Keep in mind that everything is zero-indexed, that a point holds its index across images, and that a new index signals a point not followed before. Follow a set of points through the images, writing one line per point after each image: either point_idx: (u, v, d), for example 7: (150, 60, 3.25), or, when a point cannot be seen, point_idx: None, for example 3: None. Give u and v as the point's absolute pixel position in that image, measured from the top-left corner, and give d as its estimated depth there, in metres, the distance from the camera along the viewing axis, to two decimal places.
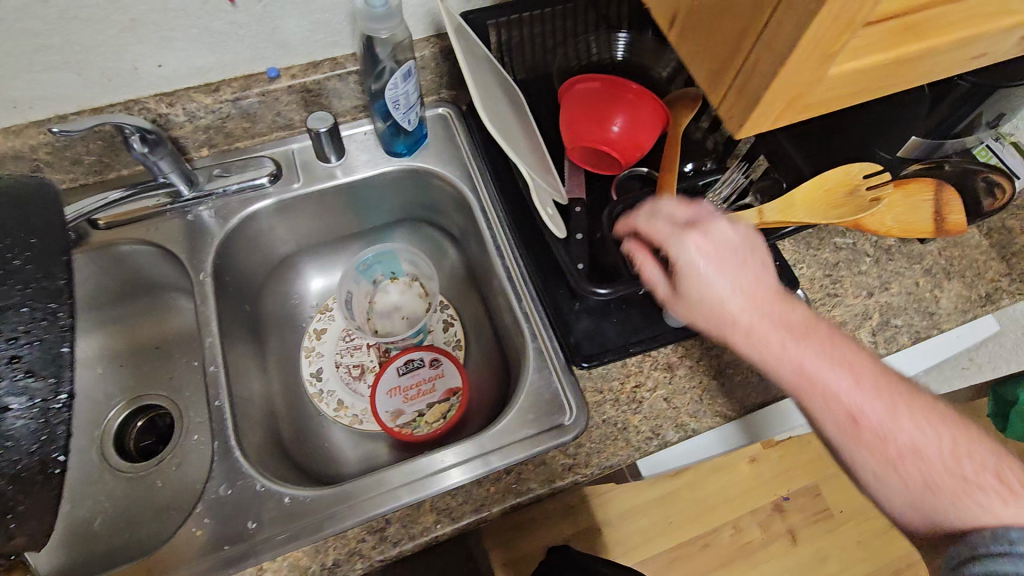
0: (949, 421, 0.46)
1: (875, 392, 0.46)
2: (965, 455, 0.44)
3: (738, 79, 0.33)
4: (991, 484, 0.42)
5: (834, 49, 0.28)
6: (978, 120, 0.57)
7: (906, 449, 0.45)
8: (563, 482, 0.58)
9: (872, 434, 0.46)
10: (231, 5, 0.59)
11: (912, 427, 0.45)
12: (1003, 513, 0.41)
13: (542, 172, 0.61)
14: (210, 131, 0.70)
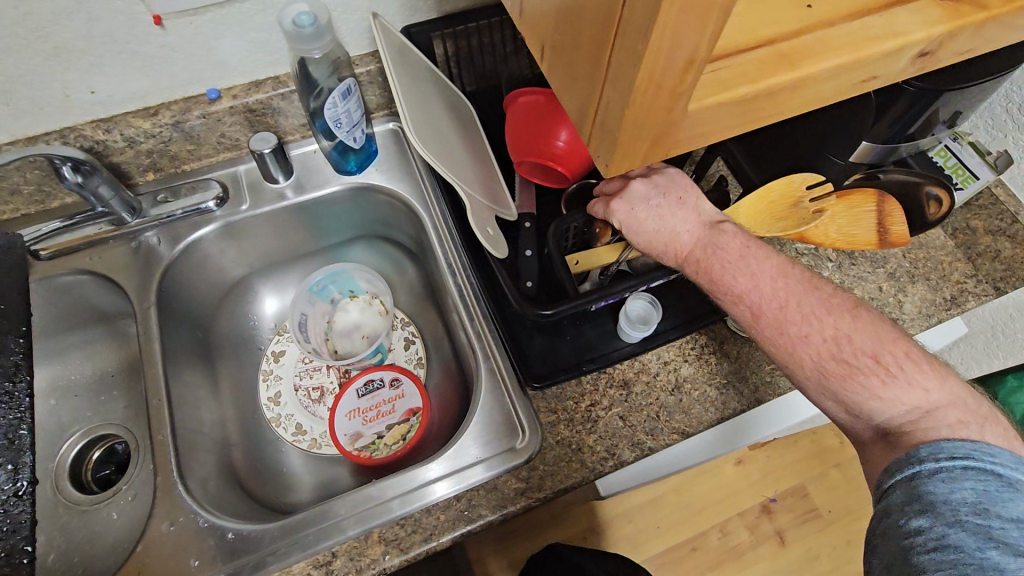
0: (840, 311, 0.47)
1: (773, 291, 0.49)
2: (849, 341, 0.46)
3: (599, 112, 0.25)
4: (869, 366, 0.45)
5: (682, 91, 0.22)
6: (931, 121, 0.55)
7: (801, 335, 0.47)
8: (514, 507, 0.55)
9: (770, 326, 0.48)
10: (160, 29, 0.57)
11: (802, 320, 0.47)
12: (882, 394, 0.44)
13: (483, 190, 0.60)
14: (154, 155, 0.68)
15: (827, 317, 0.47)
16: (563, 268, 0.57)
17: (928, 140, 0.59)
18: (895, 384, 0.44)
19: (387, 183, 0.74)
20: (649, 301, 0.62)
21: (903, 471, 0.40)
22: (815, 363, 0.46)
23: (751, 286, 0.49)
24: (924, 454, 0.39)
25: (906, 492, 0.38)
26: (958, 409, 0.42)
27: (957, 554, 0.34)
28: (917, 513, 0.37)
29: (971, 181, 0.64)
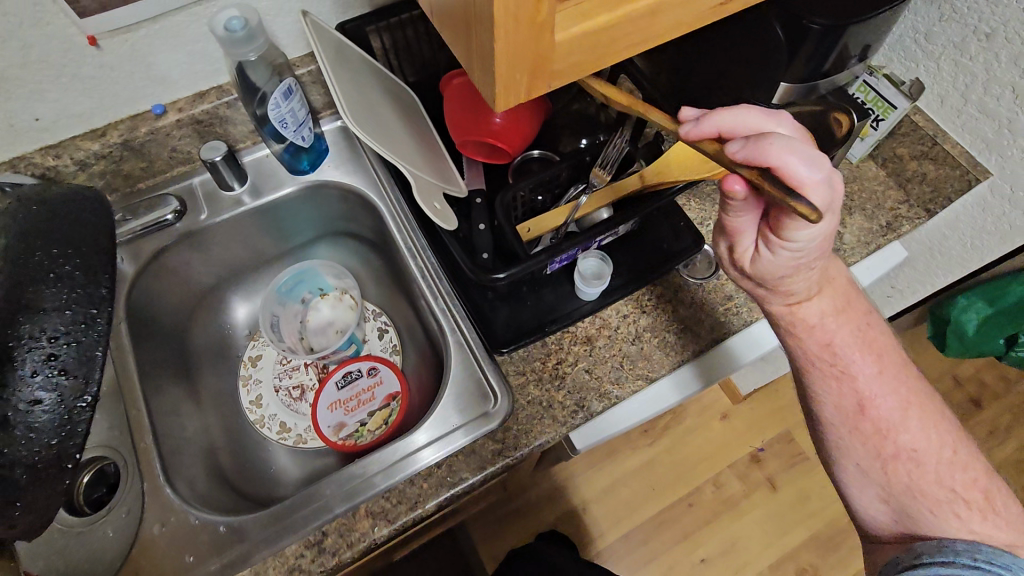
0: (949, 438, 0.53)
1: (896, 395, 0.53)
2: (959, 470, 0.51)
3: (477, 48, 0.28)
4: (972, 499, 0.50)
5: (538, 19, 0.25)
6: (842, 55, 0.58)
7: (906, 444, 0.52)
8: (494, 467, 0.58)
9: (875, 425, 0.53)
10: (95, 48, 0.59)
11: (914, 430, 0.52)
12: (976, 528, 0.49)
13: (426, 167, 0.62)
14: (107, 176, 0.70)
15: (935, 440, 0.52)
16: (513, 235, 0.59)
17: (845, 76, 0.63)
18: (993, 523, 0.49)
19: (341, 179, 0.76)
20: (600, 258, 0.64)
21: (932, 556, 0.47)
22: (908, 482, 0.52)
23: (866, 389, 0.53)
24: (962, 549, 0.46)
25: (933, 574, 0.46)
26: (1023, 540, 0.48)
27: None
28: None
29: (890, 112, 0.67)
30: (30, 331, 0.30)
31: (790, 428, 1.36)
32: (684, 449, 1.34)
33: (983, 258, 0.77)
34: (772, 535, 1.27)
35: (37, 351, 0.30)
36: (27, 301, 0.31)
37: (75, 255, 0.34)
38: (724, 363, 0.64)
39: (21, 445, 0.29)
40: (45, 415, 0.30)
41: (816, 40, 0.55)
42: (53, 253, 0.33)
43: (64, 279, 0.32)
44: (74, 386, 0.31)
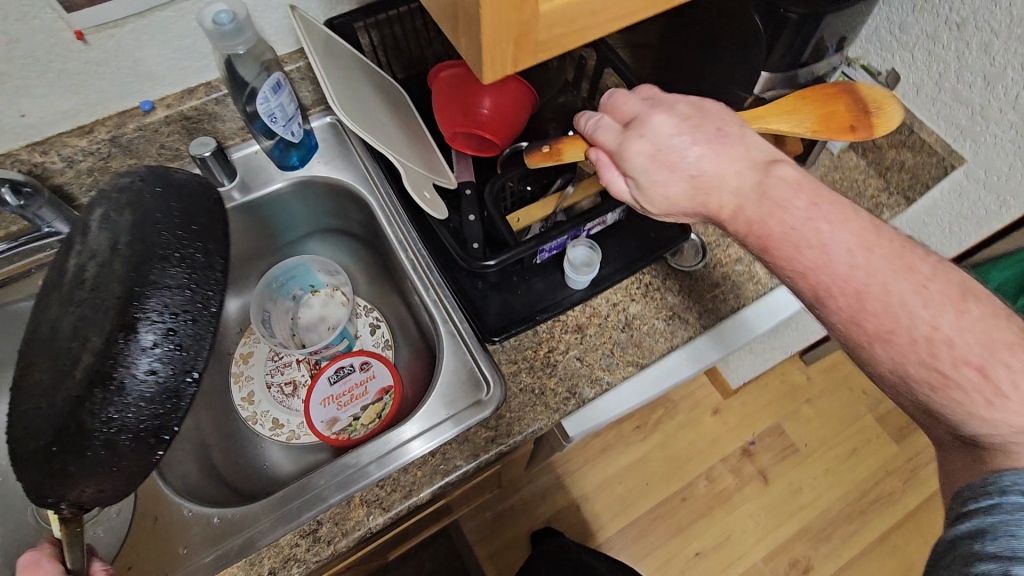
0: (941, 295, 0.40)
1: (849, 263, 0.41)
2: (950, 342, 0.39)
3: (464, 21, 0.29)
4: (975, 380, 0.38)
5: None
6: (820, 44, 0.59)
7: (898, 314, 0.40)
8: (487, 454, 0.58)
9: (852, 291, 0.41)
10: (82, 44, 0.59)
11: (879, 296, 0.41)
12: (984, 414, 0.38)
13: (416, 159, 0.63)
14: (96, 174, 0.69)
15: (944, 313, 0.39)
16: (503, 224, 0.60)
17: (824, 66, 0.64)
18: (1006, 404, 0.37)
19: (331, 174, 0.76)
20: (590, 246, 0.65)
21: (979, 500, 0.36)
22: (896, 365, 0.41)
23: (830, 246, 0.42)
24: (1005, 484, 0.35)
25: (979, 525, 0.35)
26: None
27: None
28: (989, 556, 0.34)
29: None
30: (158, 305, 0.38)
31: (781, 420, 1.38)
32: (677, 442, 1.35)
33: (961, 244, 0.79)
34: (765, 527, 1.28)
35: (161, 322, 0.38)
36: (156, 279, 0.39)
37: (195, 242, 0.42)
38: (724, 339, 0.66)
39: (138, 408, 0.38)
40: (148, 387, 0.38)
41: (794, 30, 0.55)
42: (179, 238, 0.41)
43: (189, 261, 0.41)
44: (178, 361, 0.38)
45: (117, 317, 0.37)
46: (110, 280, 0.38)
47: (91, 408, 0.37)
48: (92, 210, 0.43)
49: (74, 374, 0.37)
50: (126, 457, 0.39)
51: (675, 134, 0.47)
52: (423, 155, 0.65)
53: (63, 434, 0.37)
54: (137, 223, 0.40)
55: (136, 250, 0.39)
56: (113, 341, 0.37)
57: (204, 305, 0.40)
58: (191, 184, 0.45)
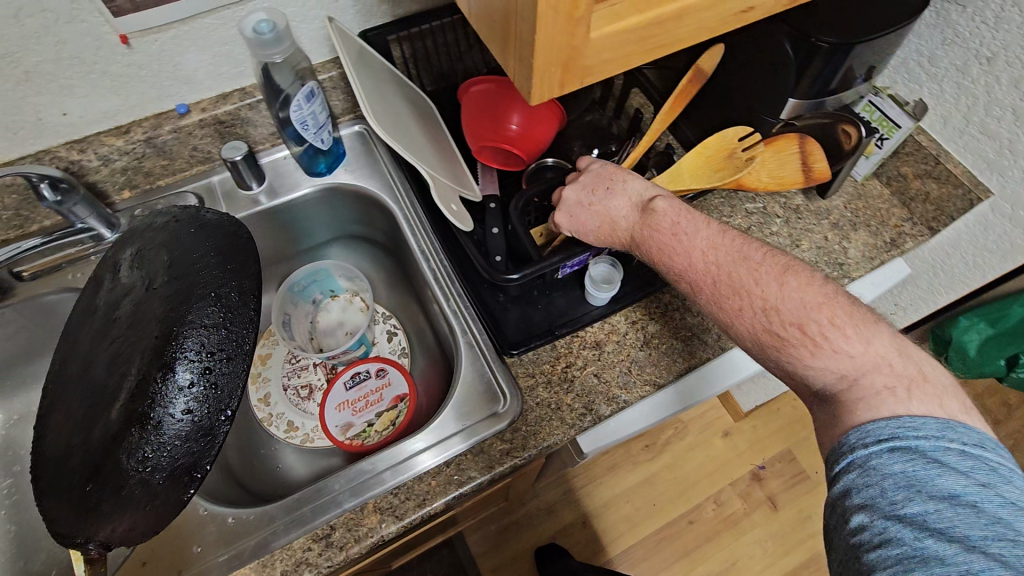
0: (761, 275, 0.48)
1: (704, 266, 0.51)
2: (777, 310, 0.47)
3: (515, 43, 0.29)
4: (797, 337, 0.45)
5: (577, 16, 0.27)
6: (849, 73, 0.60)
7: (742, 295, 0.49)
8: (502, 467, 0.58)
9: (708, 281, 0.51)
10: (126, 47, 0.61)
11: (716, 281, 0.50)
12: (810, 363, 0.45)
13: (442, 169, 0.64)
14: (129, 172, 0.71)
15: (773, 287, 0.47)
16: (527, 239, 0.61)
17: (850, 95, 0.64)
18: (821, 352, 0.45)
19: (357, 181, 0.77)
20: (611, 263, 0.66)
21: (840, 464, 0.41)
22: (751, 333, 0.48)
23: (691, 252, 0.52)
24: (854, 441, 0.41)
25: (846, 484, 0.40)
26: (882, 373, 0.43)
27: (899, 547, 0.35)
28: (858, 509, 0.38)
29: (894, 131, 0.70)
30: (194, 344, 0.40)
31: (792, 446, 1.36)
32: (686, 463, 1.34)
33: (984, 276, 0.78)
34: (773, 554, 1.26)
35: (197, 360, 0.40)
36: (193, 318, 0.41)
37: (232, 282, 0.44)
38: (728, 371, 0.65)
39: (172, 448, 0.39)
40: (183, 426, 0.39)
41: (823, 59, 0.56)
42: (218, 277, 0.44)
43: (224, 302, 0.43)
44: (213, 399, 0.40)
45: (156, 359, 0.40)
46: (149, 317, 0.42)
47: (128, 447, 0.39)
48: (124, 247, 0.49)
49: (113, 410, 0.40)
50: (162, 496, 0.39)
51: (581, 202, 0.60)
52: (444, 156, 0.67)
53: (101, 470, 0.39)
54: (174, 261, 0.45)
55: (174, 292, 0.43)
56: (150, 379, 0.39)
57: (238, 344, 0.42)
58: (223, 224, 0.49)
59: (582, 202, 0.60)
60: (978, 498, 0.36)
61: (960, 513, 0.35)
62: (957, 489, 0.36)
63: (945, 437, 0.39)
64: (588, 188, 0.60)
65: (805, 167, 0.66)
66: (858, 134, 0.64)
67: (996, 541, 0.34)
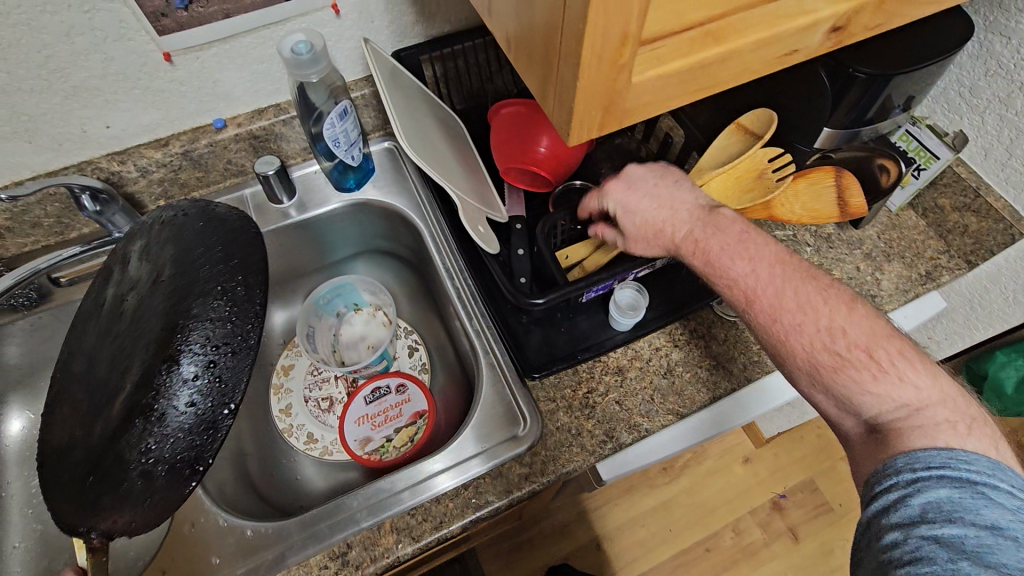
0: (833, 300, 0.48)
1: (770, 277, 0.50)
2: (842, 333, 0.46)
3: (557, 89, 0.28)
4: (861, 360, 0.45)
5: (620, 62, 0.25)
6: (886, 104, 0.59)
7: (806, 311, 0.48)
8: (521, 492, 0.58)
9: (768, 290, 0.49)
10: (168, 64, 0.62)
11: (780, 295, 0.49)
12: (871, 388, 0.44)
13: (469, 191, 0.64)
14: (165, 184, 0.73)
15: (841, 310, 0.47)
16: (553, 262, 0.60)
17: (887, 125, 0.63)
18: (885, 379, 0.44)
19: (385, 198, 0.78)
20: (636, 289, 0.66)
21: (880, 483, 0.40)
22: (807, 353, 0.47)
23: (756, 260, 0.51)
24: (900, 465, 0.40)
25: (884, 504, 0.39)
26: (946, 408, 0.42)
27: (930, 566, 0.34)
28: (893, 527, 0.37)
29: (932, 162, 0.69)
30: (200, 337, 0.40)
31: (815, 476, 1.33)
32: (703, 489, 1.31)
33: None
34: None
35: (202, 353, 0.39)
36: (196, 312, 0.41)
37: (237, 277, 0.43)
38: (759, 395, 0.63)
39: (172, 441, 0.38)
40: (187, 418, 0.38)
41: (860, 89, 0.55)
42: (224, 272, 0.43)
43: (231, 296, 0.42)
44: (217, 392, 0.39)
45: (161, 351, 0.40)
46: (154, 313, 0.42)
47: (131, 439, 0.38)
48: (132, 240, 0.49)
49: (119, 402, 0.40)
50: (161, 490, 0.38)
51: (645, 182, 0.58)
52: (472, 175, 0.68)
53: (107, 462, 0.39)
54: (180, 258, 0.44)
55: (176, 288, 0.42)
56: (155, 372, 0.39)
57: (243, 338, 0.41)
58: (228, 217, 0.48)
59: (641, 184, 0.58)
60: (1022, 534, 0.34)
61: (1001, 544, 0.33)
62: (1001, 523, 0.34)
63: (997, 476, 0.37)
64: (657, 174, 0.59)
65: (840, 202, 0.65)
66: (899, 171, 0.64)
67: None
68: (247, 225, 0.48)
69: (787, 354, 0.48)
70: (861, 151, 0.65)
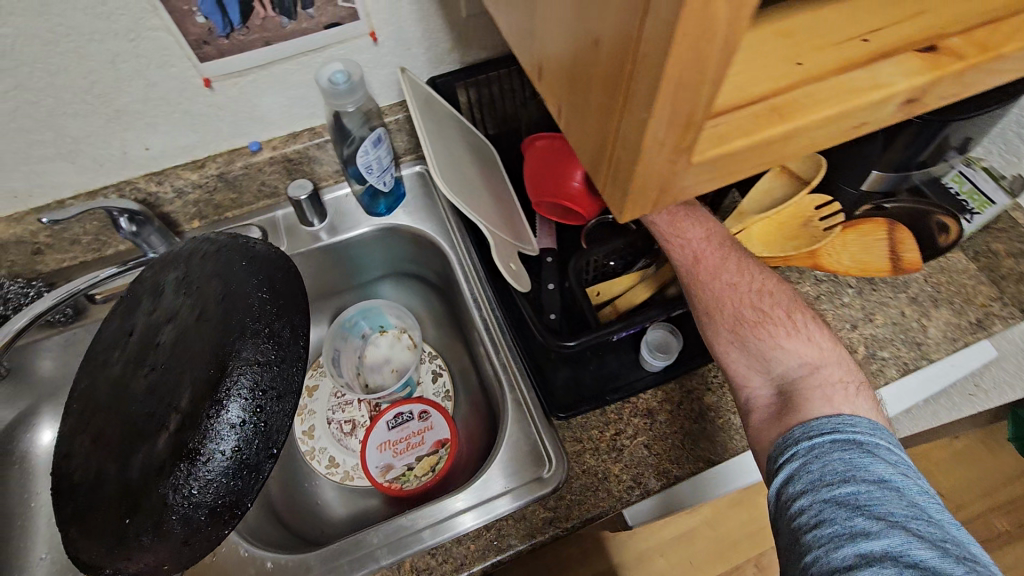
0: (762, 273, 0.56)
1: (716, 243, 0.57)
2: (769, 295, 0.54)
3: (612, 167, 0.26)
4: (781, 318, 0.53)
5: (687, 143, 0.23)
6: (940, 146, 0.55)
7: (741, 272, 0.55)
8: (543, 537, 0.57)
9: (716, 252, 0.56)
10: (208, 90, 0.63)
11: (723, 259, 0.56)
12: (785, 343, 0.52)
13: (499, 224, 0.63)
14: (200, 205, 0.73)
15: (770, 279, 0.55)
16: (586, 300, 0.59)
17: (940, 167, 0.61)
18: (797, 336, 0.52)
19: (415, 224, 0.78)
20: (669, 330, 0.65)
21: (784, 455, 0.43)
22: (737, 307, 0.53)
23: (708, 228, 0.58)
24: (798, 435, 0.44)
25: (788, 474, 0.42)
26: (841, 367, 0.50)
27: (832, 527, 0.36)
28: (800, 494, 0.40)
29: (987, 206, 0.66)
30: (247, 382, 0.38)
31: None
32: None
33: None
34: None
35: (250, 399, 0.38)
36: (243, 353, 0.39)
37: (279, 319, 0.42)
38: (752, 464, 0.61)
39: (215, 487, 0.37)
40: (230, 463, 0.37)
41: (914, 132, 0.53)
42: (270, 313, 0.42)
43: (278, 338, 0.41)
44: (262, 438, 0.38)
45: (205, 391, 0.38)
46: (196, 349, 0.39)
47: (174, 482, 0.37)
48: (164, 269, 0.46)
49: (158, 443, 0.38)
50: (200, 532, 0.38)
51: None
52: (502, 207, 0.67)
53: (139, 507, 0.37)
54: (224, 295, 0.42)
55: (218, 323, 0.40)
56: (200, 413, 0.37)
57: (288, 381, 0.40)
58: (271, 258, 0.46)
59: None
60: (902, 484, 0.38)
61: (886, 495, 0.37)
62: (886, 475, 0.38)
63: (876, 435, 0.42)
64: None
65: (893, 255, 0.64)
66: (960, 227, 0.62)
67: (914, 518, 0.36)
68: (287, 262, 0.47)
69: (718, 307, 0.54)
70: (923, 203, 0.62)
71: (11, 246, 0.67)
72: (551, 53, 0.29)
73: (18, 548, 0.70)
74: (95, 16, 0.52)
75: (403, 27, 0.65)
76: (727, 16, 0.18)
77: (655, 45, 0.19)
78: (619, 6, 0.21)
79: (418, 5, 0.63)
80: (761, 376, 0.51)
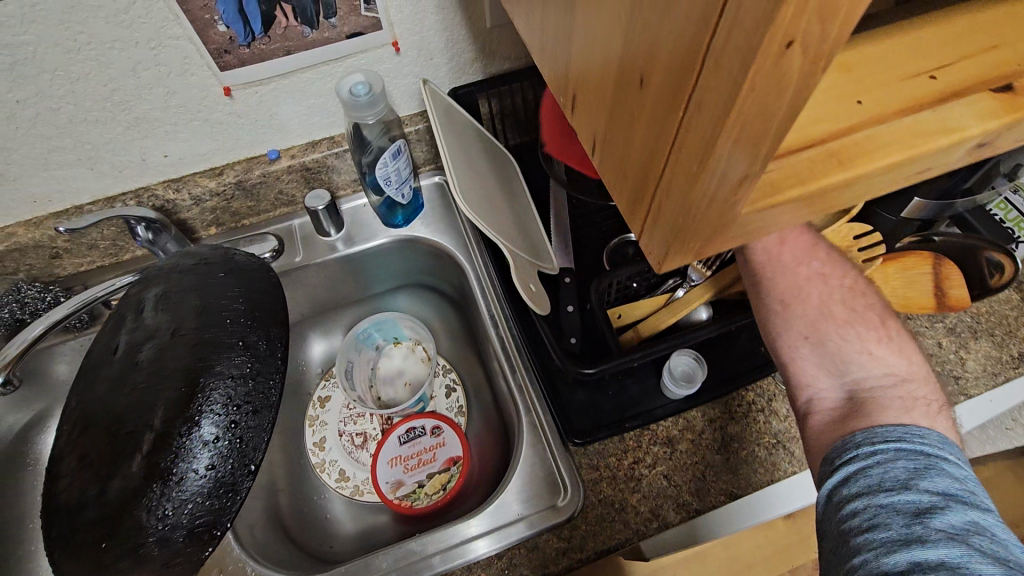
0: (850, 276, 0.53)
1: (806, 239, 0.55)
2: (857, 296, 0.52)
3: (653, 215, 0.24)
4: (870, 321, 0.50)
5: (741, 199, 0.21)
6: (986, 174, 0.53)
7: (829, 269, 0.53)
8: (556, 568, 0.55)
9: (805, 246, 0.54)
10: (228, 98, 0.62)
11: (812, 254, 0.54)
12: (872, 348, 0.49)
13: (519, 242, 0.62)
14: (217, 212, 0.72)
15: (857, 282, 0.53)
16: (605, 322, 0.58)
17: (985, 195, 0.58)
18: (886, 343, 0.49)
19: (433, 236, 0.77)
20: (694, 358, 0.62)
21: (844, 457, 0.40)
22: (822, 300, 0.51)
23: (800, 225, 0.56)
24: (860, 440, 0.40)
25: (844, 475, 0.39)
26: (928, 383, 0.46)
27: (885, 531, 0.33)
28: (854, 496, 0.36)
29: None
30: (221, 397, 0.38)
31: None
32: None
33: None
34: None
35: (223, 414, 0.38)
36: (219, 367, 0.39)
37: (256, 331, 0.42)
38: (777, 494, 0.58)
39: (188, 507, 0.36)
40: (206, 482, 0.37)
41: None
42: (245, 326, 0.42)
43: (254, 351, 0.41)
44: (238, 455, 0.38)
45: (179, 409, 0.37)
46: (174, 363, 0.38)
47: (147, 503, 0.35)
48: (147, 287, 0.44)
49: (132, 462, 0.35)
50: (180, 555, 0.36)
51: None
52: (521, 223, 0.65)
53: (115, 531, 0.35)
54: (201, 309, 0.42)
55: (197, 340, 0.40)
56: (172, 432, 0.36)
57: (265, 396, 0.40)
58: (253, 269, 0.47)
59: None
60: (971, 500, 0.34)
61: (953, 506, 0.33)
62: (950, 488, 0.34)
63: (946, 448, 0.38)
64: None
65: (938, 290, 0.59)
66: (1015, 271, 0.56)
67: (978, 533, 0.32)
68: (267, 273, 0.48)
69: (799, 298, 0.52)
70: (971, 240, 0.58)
71: (29, 251, 0.67)
72: (587, 84, 0.28)
73: (29, 551, 0.69)
74: (117, 24, 0.52)
75: (425, 37, 0.63)
76: (800, 75, 0.16)
77: (718, 98, 0.18)
78: (672, 51, 0.20)
79: (442, 15, 0.61)
80: (831, 378, 0.48)
